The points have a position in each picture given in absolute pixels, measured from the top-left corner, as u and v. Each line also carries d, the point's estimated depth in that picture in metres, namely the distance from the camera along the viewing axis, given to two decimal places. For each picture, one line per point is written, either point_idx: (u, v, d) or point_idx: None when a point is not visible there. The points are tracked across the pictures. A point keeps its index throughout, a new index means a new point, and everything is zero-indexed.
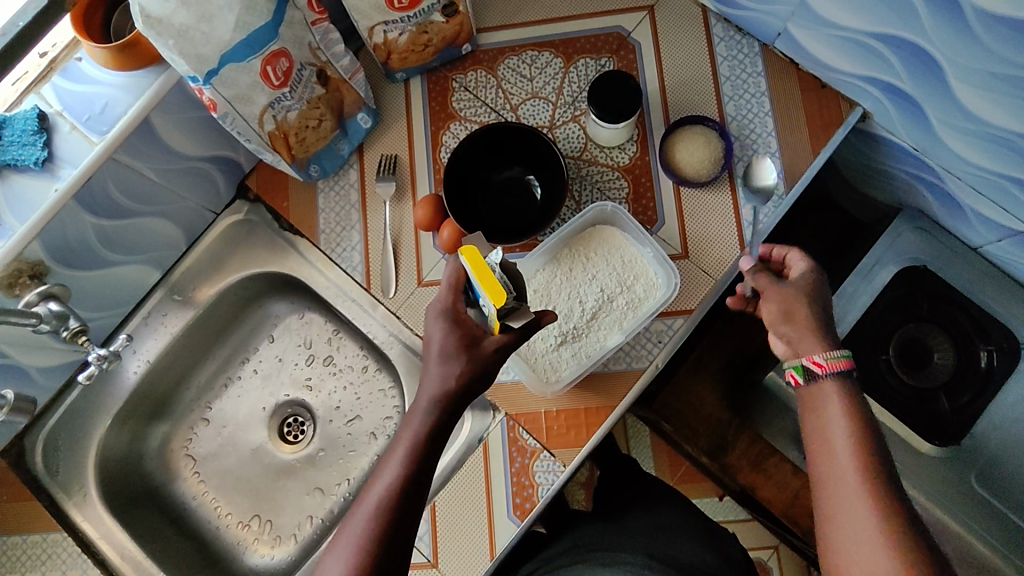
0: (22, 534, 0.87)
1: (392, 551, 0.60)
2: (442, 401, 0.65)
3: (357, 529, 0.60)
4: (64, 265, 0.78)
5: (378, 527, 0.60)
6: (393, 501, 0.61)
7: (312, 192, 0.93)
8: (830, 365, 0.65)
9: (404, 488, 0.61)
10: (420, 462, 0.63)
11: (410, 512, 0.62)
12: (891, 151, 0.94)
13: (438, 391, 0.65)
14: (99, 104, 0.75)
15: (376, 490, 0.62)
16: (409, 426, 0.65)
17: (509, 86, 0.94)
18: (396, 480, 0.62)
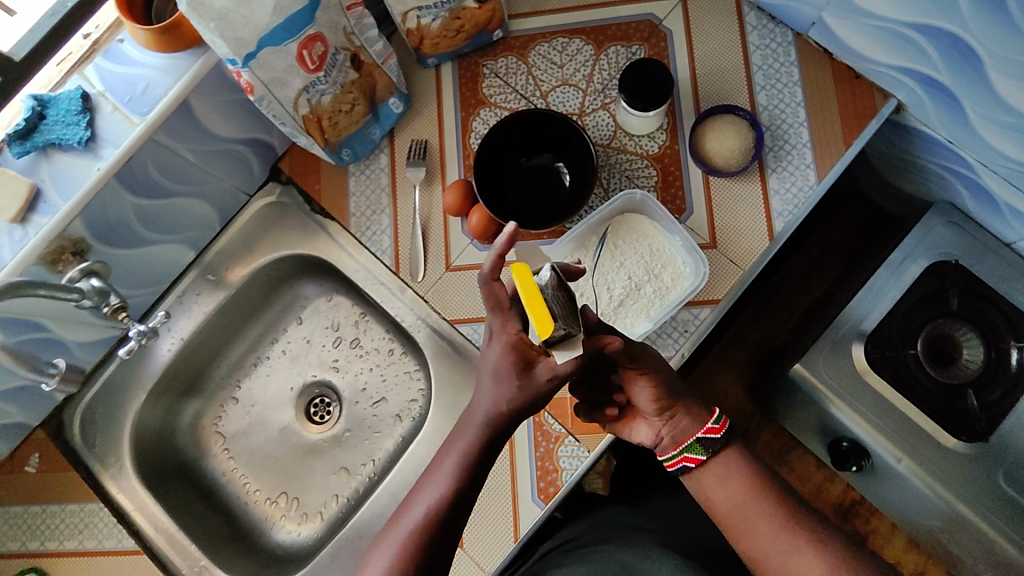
0: (61, 503, 0.91)
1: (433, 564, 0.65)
2: (490, 425, 0.67)
3: (402, 536, 0.65)
4: (104, 243, 0.80)
5: (421, 540, 0.65)
6: (437, 517, 0.66)
7: (343, 175, 0.95)
8: (724, 426, 0.76)
9: (448, 507, 0.66)
10: (466, 482, 0.67)
11: (452, 529, 0.66)
12: (926, 144, 0.93)
13: (487, 414, 0.67)
14: (140, 85, 0.76)
15: (421, 504, 0.67)
16: (462, 440, 0.69)
17: (540, 73, 0.94)
18: (443, 496, 0.66)
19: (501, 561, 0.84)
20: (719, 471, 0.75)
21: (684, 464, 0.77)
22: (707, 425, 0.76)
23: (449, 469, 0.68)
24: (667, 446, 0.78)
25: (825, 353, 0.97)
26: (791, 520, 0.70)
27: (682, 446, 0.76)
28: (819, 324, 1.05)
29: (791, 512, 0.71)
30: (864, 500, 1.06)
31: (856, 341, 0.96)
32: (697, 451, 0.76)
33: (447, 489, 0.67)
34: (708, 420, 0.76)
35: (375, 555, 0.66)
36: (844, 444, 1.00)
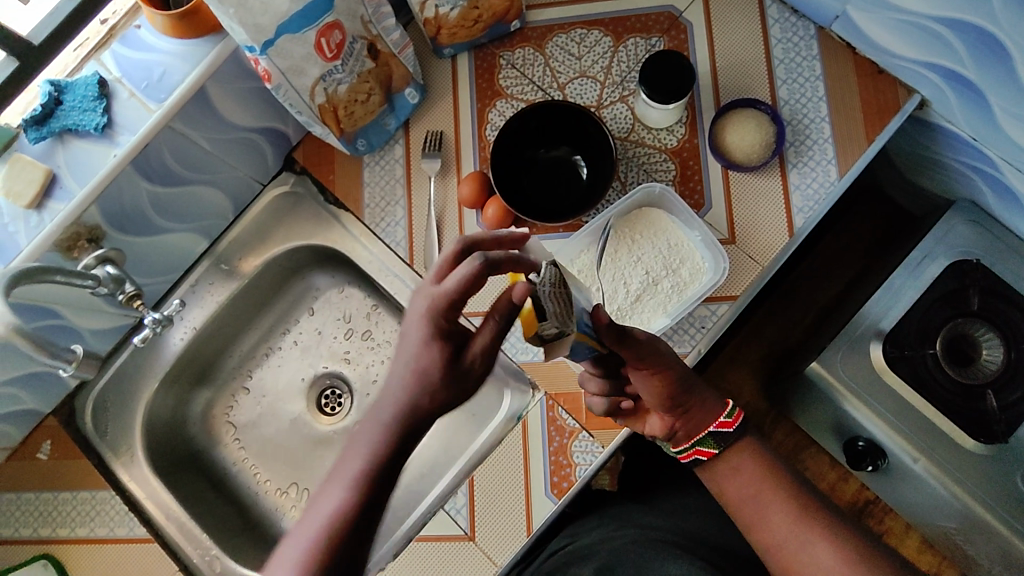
0: (72, 490, 0.90)
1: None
2: (404, 421, 0.53)
3: (288, 560, 0.51)
4: (119, 230, 0.80)
5: (310, 571, 0.50)
6: (335, 537, 0.51)
7: (357, 166, 0.94)
8: (736, 420, 0.75)
9: (352, 522, 0.51)
10: (375, 490, 0.52)
11: (357, 552, 0.52)
12: (949, 141, 0.91)
13: (397, 408, 0.53)
14: (157, 71, 0.76)
15: (316, 521, 0.52)
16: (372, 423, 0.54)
17: (558, 64, 0.93)
18: (357, 480, 0.52)
19: (513, 556, 0.83)
20: (728, 465, 0.76)
21: (696, 456, 0.76)
22: (720, 419, 0.75)
23: (352, 472, 0.53)
24: (680, 438, 0.77)
25: (842, 352, 0.97)
26: (809, 518, 0.69)
27: (695, 439, 0.76)
28: (835, 322, 1.04)
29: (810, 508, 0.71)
30: (878, 500, 1.05)
31: (873, 341, 0.96)
32: (708, 445, 0.75)
33: (347, 500, 0.52)
34: (721, 413, 0.75)
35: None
36: (860, 444, 0.98)
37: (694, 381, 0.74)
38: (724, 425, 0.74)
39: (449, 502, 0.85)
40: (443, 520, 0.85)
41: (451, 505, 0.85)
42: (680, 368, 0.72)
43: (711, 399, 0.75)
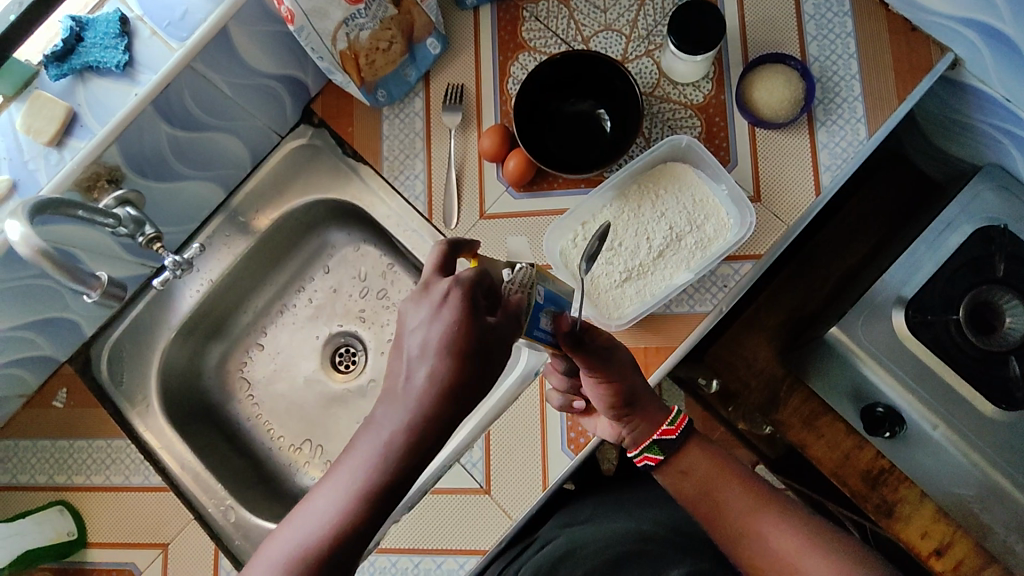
0: (88, 439, 0.90)
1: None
2: (422, 420, 0.47)
3: (281, 556, 0.47)
4: (138, 173, 0.79)
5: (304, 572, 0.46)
6: (337, 537, 0.47)
7: (376, 118, 0.93)
8: (680, 427, 0.74)
9: (354, 527, 0.47)
10: (384, 494, 0.47)
11: (355, 555, 0.47)
12: (980, 102, 0.90)
13: (414, 405, 0.47)
14: (179, 10, 0.74)
15: (315, 519, 0.47)
16: (394, 410, 0.48)
17: (582, 17, 0.91)
18: (375, 465, 0.47)
19: (529, 510, 0.83)
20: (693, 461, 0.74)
21: (645, 462, 0.75)
22: (662, 428, 0.74)
23: (360, 471, 0.47)
24: (627, 444, 0.76)
25: (863, 316, 0.96)
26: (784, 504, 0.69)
27: (641, 446, 0.75)
28: (856, 289, 1.03)
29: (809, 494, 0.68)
30: (893, 469, 1.03)
31: (894, 307, 0.95)
32: (655, 451, 0.74)
33: (352, 502, 0.47)
34: (665, 419, 0.74)
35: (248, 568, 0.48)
36: (879, 410, 0.97)
37: (641, 388, 0.73)
38: (666, 432, 0.73)
39: (466, 455, 0.85)
40: (460, 473, 0.85)
41: (467, 458, 0.85)
42: (631, 378, 0.72)
43: (657, 402, 0.74)
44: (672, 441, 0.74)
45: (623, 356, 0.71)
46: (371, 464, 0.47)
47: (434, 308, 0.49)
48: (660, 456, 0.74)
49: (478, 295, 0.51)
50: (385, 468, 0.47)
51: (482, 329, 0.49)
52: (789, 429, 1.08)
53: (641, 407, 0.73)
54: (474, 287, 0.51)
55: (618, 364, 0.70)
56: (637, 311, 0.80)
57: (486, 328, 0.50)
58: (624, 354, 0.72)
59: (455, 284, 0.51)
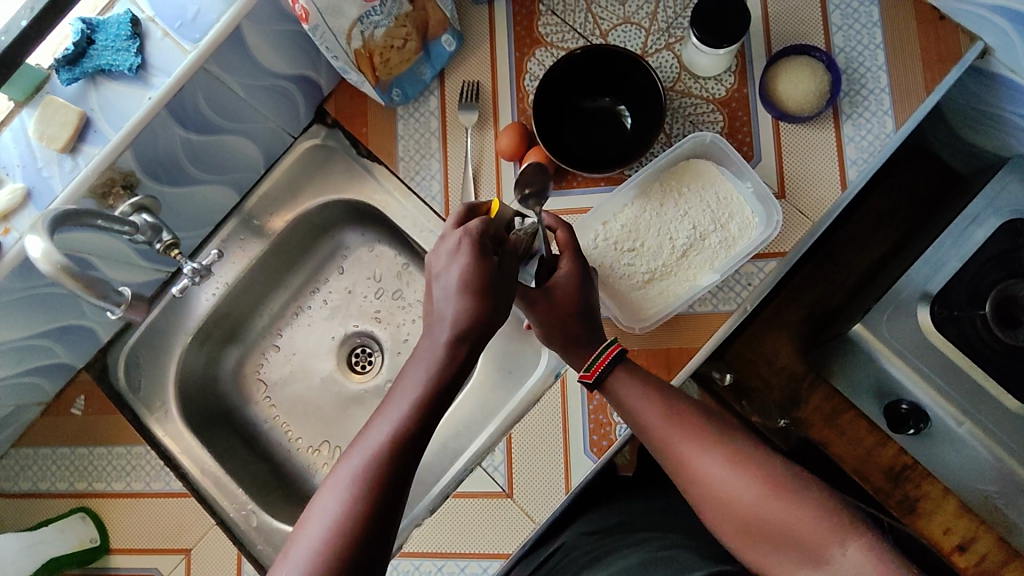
0: (107, 445, 0.90)
1: (393, 500, 0.54)
2: (459, 334, 0.61)
3: (356, 464, 0.55)
4: (152, 178, 0.77)
5: (380, 469, 0.54)
6: (403, 439, 0.56)
7: (391, 118, 0.91)
8: (593, 373, 0.69)
9: (413, 427, 0.57)
10: (436, 397, 0.58)
11: (416, 457, 0.56)
12: (1008, 92, 0.88)
13: (452, 325, 0.61)
14: (191, 10, 0.73)
15: (379, 431, 0.57)
16: (435, 333, 0.62)
17: (600, 11, 0.89)
18: (429, 375, 0.59)
19: (552, 513, 0.82)
20: (633, 395, 0.68)
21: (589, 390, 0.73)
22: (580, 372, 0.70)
23: (415, 381, 0.59)
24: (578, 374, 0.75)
25: (888, 312, 0.94)
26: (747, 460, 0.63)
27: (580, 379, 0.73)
28: (879, 283, 1.01)
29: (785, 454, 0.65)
30: (916, 465, 1.01)
31: (919, 303, 0.93)
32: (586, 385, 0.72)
33: (409, 407, 0.57)
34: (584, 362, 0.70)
35: (321, 490, 0.55)
36: (903, 407, 0.96)
37: (562, 330, 0.72)
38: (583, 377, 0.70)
39: (487, 459, 0.84)
40: (481, 477, 0.84)
41: (488, 462, 0.84)
42: (547, 324, 0.72)
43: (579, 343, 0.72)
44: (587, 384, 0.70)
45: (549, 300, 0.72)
46: (422, 374, 0.59)
47: (452, 254, 0.65)
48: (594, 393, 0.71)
49: (486, 239, 0.66)
50: (435, 375, 0.59)
51: (492, 264, 0.64)
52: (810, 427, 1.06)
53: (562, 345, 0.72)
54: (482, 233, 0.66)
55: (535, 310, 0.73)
56: (660, 313, 0.80)
57: (495, 264, 0.65)
58: (552, 296, 0.72)
59: (463, 233, 0.65)
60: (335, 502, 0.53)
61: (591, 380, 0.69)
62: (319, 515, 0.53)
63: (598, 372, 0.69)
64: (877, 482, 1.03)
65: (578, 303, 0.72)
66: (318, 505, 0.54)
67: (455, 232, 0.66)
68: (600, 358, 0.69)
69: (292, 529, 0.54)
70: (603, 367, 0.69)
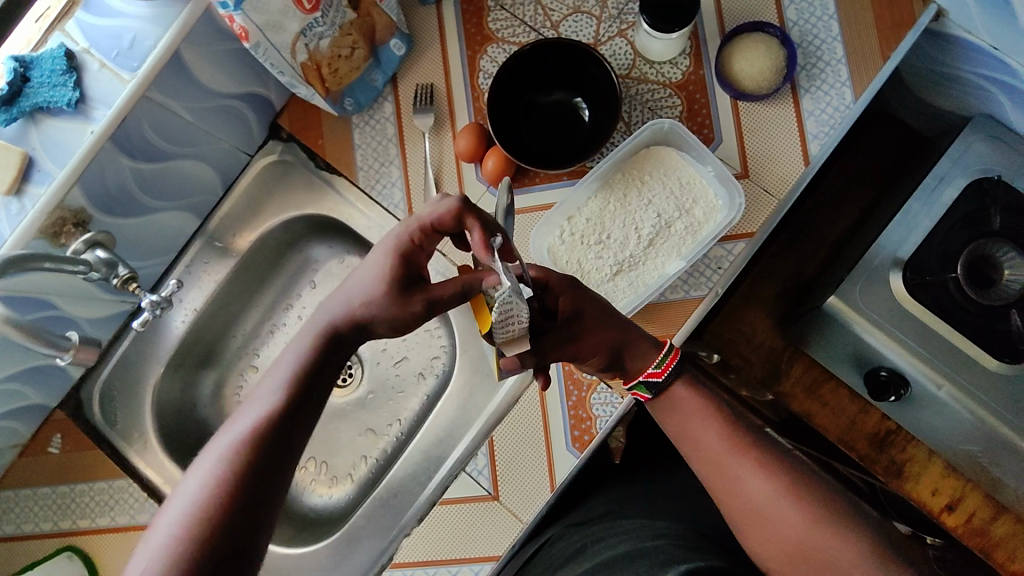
0: (89, 482, 0.89)
1: (260, 482, 0.55)
2: (336, 326, 0.61)
3: (224, 446, 0.56)
4: (104, 212, 0.76)
5: (242, 453, 0.55)
6: (269, 424, 0.57)
7: (347, 128, 0.90)
8: (667, 369, 0.68)
9: (280, 413, 0.58)
10: (304, 380, 0.60)
11: (282, 439, 0.57)
12: (964, 52, 0.87)
13: (331, 318, 0.62)
14: (126, 38, 0.71)
15: (250, 414, 0.58)
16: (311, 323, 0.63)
17: (549, 2, 0.87)
18: (297, 360, 0.61)
19: (540, 512, 0.81)
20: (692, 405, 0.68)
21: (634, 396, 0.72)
22: (648, 370, 0.69)
23: (284, 367, 0.61)
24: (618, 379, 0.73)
25: (860, 282, 0.93)
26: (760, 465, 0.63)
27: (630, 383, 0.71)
28: (852, 252, 1.01)
29: (765, 438, 0.67)
30: (900, 429, 1.02)
31: (892, 270, 0.93)
32: (642, 390, 0.70)
33: (280, 391, 0.59)
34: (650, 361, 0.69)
35: (188, 474, 0.57)
36: (883, 373, 0.96)
37: (617, 341, 0.70)
38: (653, 375, 0.68)
39: (471, 464, 0.84)
40: (466, 482, 0.84)
41: (472, 467, 0.84)
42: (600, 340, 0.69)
43: (639, 345, 0.70)
44: (655, 384, 0.69)
45: (587, 328, 0.68)
46: (297, 356, 0.61)
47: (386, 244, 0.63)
48: (651, 396, 0.70)
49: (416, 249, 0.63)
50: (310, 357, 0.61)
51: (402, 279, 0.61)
52: (793, 401, 1.06)
53: (626, 348, 0.70)
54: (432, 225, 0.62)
55: (584, 341, 0.68)
56: (631, 302, 0.78)
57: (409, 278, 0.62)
58: (584, 322, 0.68)
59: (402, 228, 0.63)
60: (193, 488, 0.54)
61: (661, 378, 0.69)
62: (181, 496, 0.54)
63: (671, 370, 0.68)
64: (863, 450, 1.04)
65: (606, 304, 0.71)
66: (184, 488, 0.55)
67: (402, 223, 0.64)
68: (670, 355, 0.69)
69: (156, 513, 0.55)
70: (672, 365, 0.69)
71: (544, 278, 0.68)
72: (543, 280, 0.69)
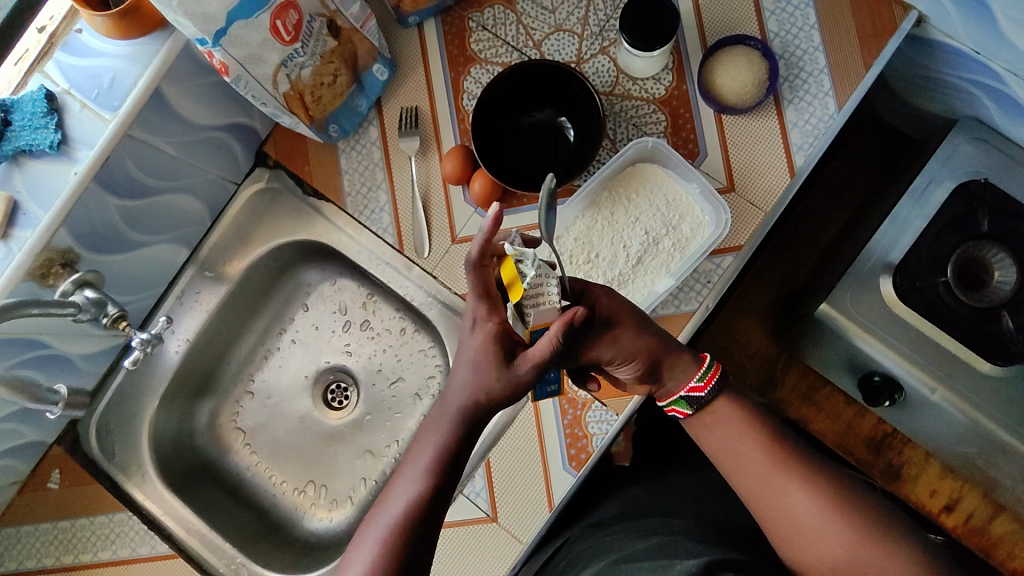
0: (88, 516, 0.89)
1: (415, 563, 0.60)
2: (468, 412, 0.62)
3: (377, 535, 0.60)
4: (92, 250, 0.76)
5: (400, 538, 0.59)
6: (420, 507, 0.60)
7: (333, 153, 0.89)
8: (709, 384, 0.69)
9: (429, 498, 0.61)
10: (448, 465, 0.62)
11: (434, 520, 0.61)
12: (947, 57, 0.87)
13: (461, 406, 0.62)
14: (106, 78, 0.71)
15: (396, 503, 0.61)
16: (444, 409, 0.63)
17: (531, 21, 0.87)
18: (443, 444, 0.62)
19: (539, 532, 0.82)
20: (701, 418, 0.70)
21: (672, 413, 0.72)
22: (690, 384, 0.69)
23: (427, 450, 0.63)
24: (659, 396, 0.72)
25: (851, 289, 0.93)
26: None
27: (670, 398, 0.71)
28: (842, 258, 1.01)
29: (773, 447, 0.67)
30: (896, 432, 1.03)
31: (883, 275, 0.93)
32: (682, 405, 0.70)
33: (425, 477, 0.61)
34: (693, 375, 0.69)
35: (351, 553, 0.61)
36: (876, 378, 0.96)
37: (656, 350, 0.69)
38: (694, 391, 0.69)
39: (468, 486, 0.84)
40: (465, 505, 0.83)
41: (470, 488, 0.83)
42: (637, 351, 0.68)
43: (682, 357, 0.70)
44: (697, 399, 0.69)
45: (624, 331, 0.68)
46: (433, 444, 0.62)
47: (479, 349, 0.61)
48: (692, 411, 0.70)
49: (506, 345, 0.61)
50: (445, 446, 0.62)
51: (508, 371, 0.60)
52: (789, 407, 1.07)
53: (669, 361, 0.69)
54: (485, 291, 0.61)
55: (621, 345, 0.68)
56: None
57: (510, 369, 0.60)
58: (619, 327, 0.68)
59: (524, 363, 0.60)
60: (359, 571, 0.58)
61: (702, 392, 0.69)
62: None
63: (713, 384, 0.69)
64: (861, 453, 1.05)
65: (641, 312, 0.70)
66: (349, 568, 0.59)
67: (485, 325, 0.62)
68: (712, 369, 0.70)
69: None
70: (715, 380, 0.69)
71: (581, 286, 0.69)
72: (581, 288, 0.69)
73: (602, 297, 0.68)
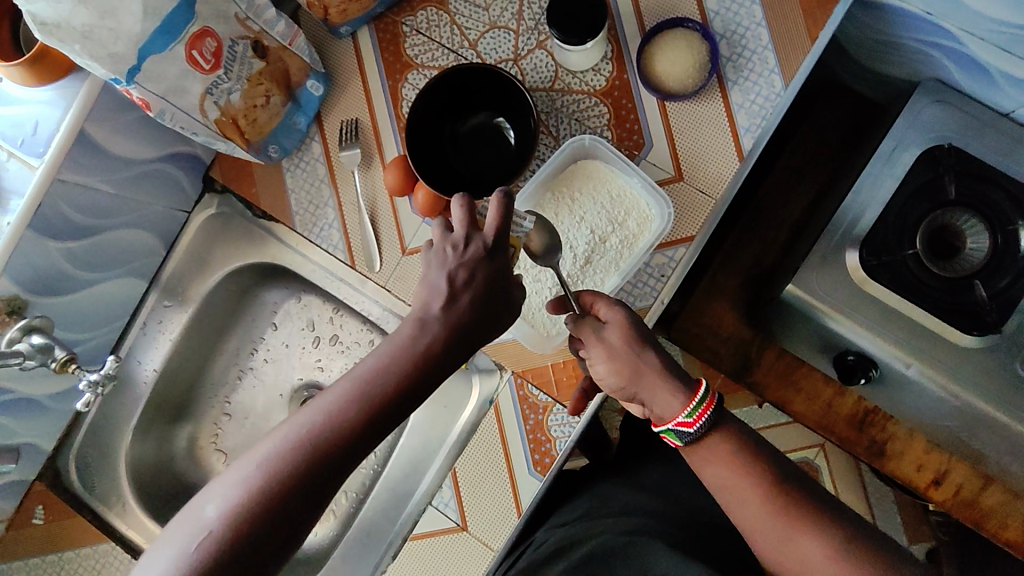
0: (74, 549, 0.91)
1: (323, 482, 0.52)
2: (443, 334, 0.56)
3: (288, 438, 0.52)
4: (39, 294, 0.76)
5: (317, 448, 0.52)
6: (350, 426, 0.53)
7: (278, 173, 0.89)
8: (699, 419, 0.60)
9: (363, 422, 0.53)
10: (400, 393, 0.54)
11: (360, 447, 0.53)
12: (900, 20, 0.83)
13: (440, 327, 0.56)
14: (30, 125, 0.71)
15: (325, 408, 0.53)
16: (420, 327, 0.56)
17: (464, 21, 0.85)
18: (401, 368, 0.54)
19: (509, 537, 0.82)
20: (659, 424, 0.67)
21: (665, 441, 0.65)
22: (677, 418, 0.61)
23: (382, 365, 0.55)
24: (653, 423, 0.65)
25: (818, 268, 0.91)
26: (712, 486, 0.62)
27: (660, 425, 0.63)
28: (810, 235, 0.98)
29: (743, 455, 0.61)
30: (878, 409, 1.01)
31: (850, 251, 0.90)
32: (674, 436, 0.63)
33: (370, 396, 0.53)
34: (682, 408, 0.61)
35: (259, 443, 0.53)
36: (851, 357, 0.94)
37: (640, 366, 0.63)
38: (680, 426, 0.61)
39: (437, 496, 0.84)
40: (435, 515, 0.84)
41: (438, 499, 0.84)
42: (619, 361, 0.63)
43: (677, 384, 0.62)
44: (685, 434, 0.61)
45: (610, 341, 0.64)
46: (389, 359, 0.55)
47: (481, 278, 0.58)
48: (683, 443, 0.62)
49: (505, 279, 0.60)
50: (398, 369, 0.54)
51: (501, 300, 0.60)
52: (766, 389, 1.06)
53: (654, 382, 0.63)
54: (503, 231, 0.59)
55: (604, 353, 0.64)
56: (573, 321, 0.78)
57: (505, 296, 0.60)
58: (611, 336, 0.64)
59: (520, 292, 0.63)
60: (261, 465, 0.51)
61: (691, 428, 0.61)
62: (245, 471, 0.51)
63: (705, 420, 0.60)
64: (842, 432, 1.03)
65: (649, 333, 0.65)
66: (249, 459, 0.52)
67: (493, 258, 0.59)
68: (704, 403, 0.61)
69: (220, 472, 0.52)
70: (706, 415, 0.60)
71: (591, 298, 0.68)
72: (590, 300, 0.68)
73: (605, 307, 0.66)
